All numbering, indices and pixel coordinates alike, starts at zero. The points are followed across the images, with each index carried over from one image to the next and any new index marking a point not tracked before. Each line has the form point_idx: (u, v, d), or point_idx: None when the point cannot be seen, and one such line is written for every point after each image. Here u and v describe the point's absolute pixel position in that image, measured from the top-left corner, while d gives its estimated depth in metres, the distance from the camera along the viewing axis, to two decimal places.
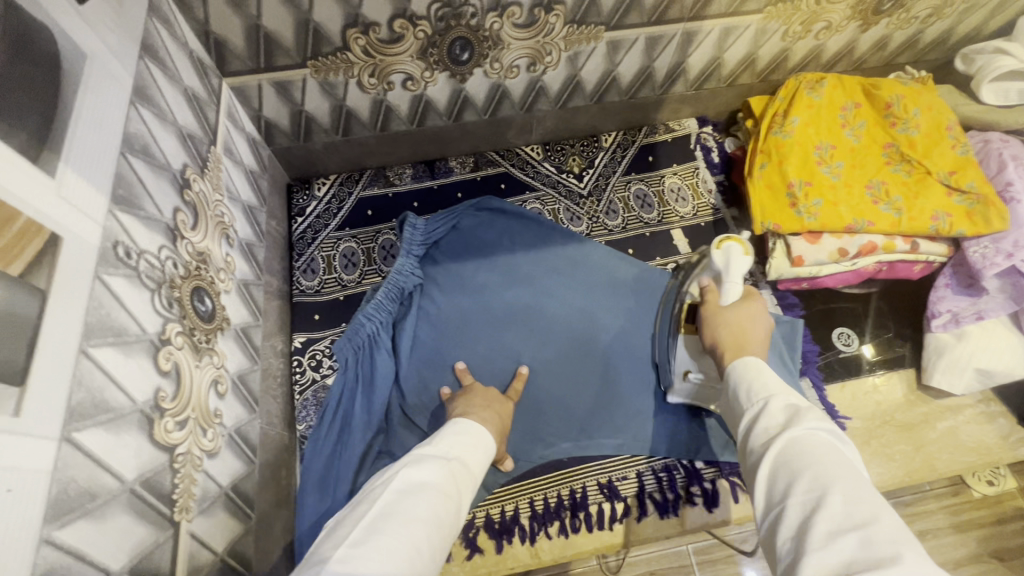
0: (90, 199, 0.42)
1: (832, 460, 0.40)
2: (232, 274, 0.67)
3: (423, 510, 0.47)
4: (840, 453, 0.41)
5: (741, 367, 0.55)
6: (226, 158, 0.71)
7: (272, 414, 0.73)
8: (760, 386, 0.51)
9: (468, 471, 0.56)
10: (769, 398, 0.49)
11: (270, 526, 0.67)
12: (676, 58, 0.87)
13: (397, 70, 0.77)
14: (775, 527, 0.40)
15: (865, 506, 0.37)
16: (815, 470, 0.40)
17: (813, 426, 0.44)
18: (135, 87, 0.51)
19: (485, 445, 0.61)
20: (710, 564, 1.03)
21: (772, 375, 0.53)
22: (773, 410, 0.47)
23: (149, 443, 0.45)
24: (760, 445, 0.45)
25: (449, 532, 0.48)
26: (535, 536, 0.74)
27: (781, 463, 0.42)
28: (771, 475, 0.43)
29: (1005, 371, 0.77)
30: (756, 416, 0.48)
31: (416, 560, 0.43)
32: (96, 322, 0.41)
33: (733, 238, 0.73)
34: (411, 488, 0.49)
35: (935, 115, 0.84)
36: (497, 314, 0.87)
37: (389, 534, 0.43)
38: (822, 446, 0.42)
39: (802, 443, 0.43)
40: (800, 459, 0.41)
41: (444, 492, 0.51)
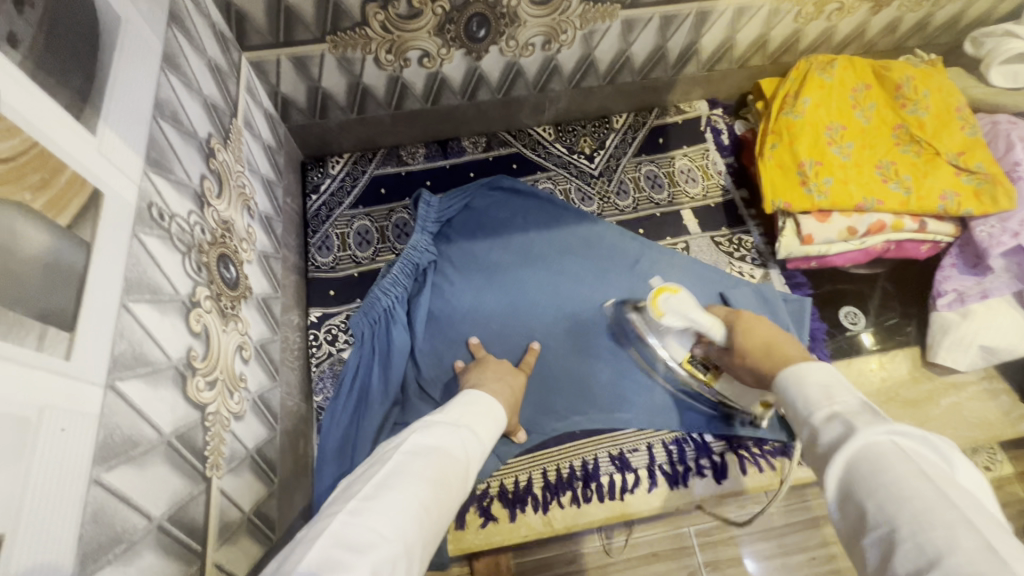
0: (127, 159, 0.43)
1: (895, 478, 0.36)
2: (253, 245, 0.68)
3: (433, 471, 0.47)
4: (906, 460, 0.37)
5: (785, 382, 0.50)
6: (246, 132, 0.71)
7: (291, 384, 0.74)
8: (803, 406, 0.46)
9: (480, 439, 0.56)
10: (814, 416, 0.44)
11: (291, 492, 0.68)
12: (689, 38, 0.87)
13: (414, 46, 0.78)
14: (857, 553, 0.37)
15: (940, 531, 0.32)
16: (879, 497, 0.36)
17: (873, 436, 0.39)
18: (164, 54, 0.52)
19: (496, 416, 0.61)
20: (711, 546, 1.07)
21: (816, 378, 0.47)
22: (825, 432, 0.42)
23: (183, 399, 0.46)
24: (822, 465, 0.42)
25: (456, 494, 0.49)
26: (547, 505, 0.76)
27: (847, 485, 0.39)
28: (842, 497, 0.39)
29: (1010, 348, 0.79)
30: (809, 436, 0.44)
31: (422, 517, 0.44)
32: (135, 278, 0.42)
33: (662, 293, 0.72)
34: (421, 449, 0.49)
35: (945, 96, 0.85)
36: (510, 292, 0.88)
37: (399, 490, 0.44)
38: (885, 460, 0.37)
39: (864, 460, 0.38)
40: (862, 482, 0.38)
41: (453, 456, 0.51)
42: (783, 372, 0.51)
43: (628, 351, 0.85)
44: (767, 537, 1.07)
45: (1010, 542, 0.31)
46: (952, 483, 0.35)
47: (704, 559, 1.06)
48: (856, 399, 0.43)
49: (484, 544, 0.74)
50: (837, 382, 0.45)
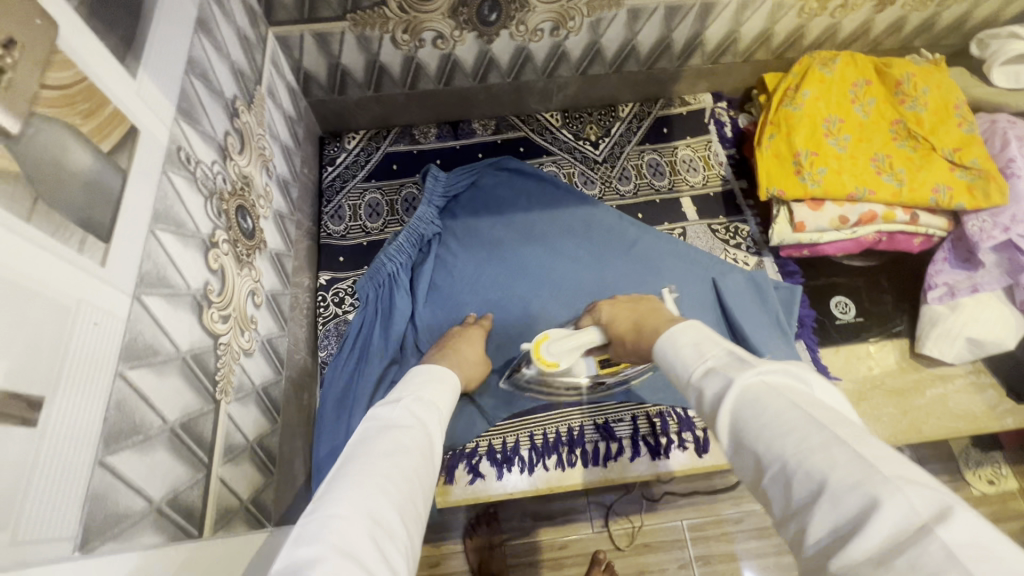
0: (160, 104, 0.48)
1: (773, 415, 0.38)
2: (269, 204, 0.73)
3: (387, 446, 0.48)
4: (776, 395, 0.39)
5: (664, 348, 0.52)
6: (269, 100, 0.77)
7: (298, 338, 0.79)
8: (682, 370, 0.47)
9: (430, 404, 0.56)
10: (694, 375, 0.46)
11: (292, 436, 0.73)
12: (693, 30, 0.91)
13: (429, 27, 0.83)
14: (762, 494, 0.38)
15: (820, 454, 0.34)
16: (766, 438, 0.37)
17: (746, 381, 0.40)
18: (199, 19, 0.58)
19: (445, 378, 0.62)
20: (703, 540, 1.11)
21: (688, 340, 0.49)
22: (709, 385, 0.43)
23: (199, 325, 0.51)
24: (712, 424, 0.42)
25: (422, 462, 0.50)
26: (533, 467, 0.79)
27: (737, 435, 0.40)
28: (738, 445, 0.40)
29: (995, 341, 0.80)
30: (697, 399, 0.45)
31: (386, 486, 0.44)
32: (162, 210, 0.47)
33: (541, 344, 0.75)
34: (367, 432, 0.51)
35: (944, 94, 0.87)
36: (510, 267, 0.92)
37: (354, 473, 0.45)
38: (763, 402, 0.39)
39: (743, 407, 0.40)
40: (748, 428, 0.39)
41: (404, 429, 0.51)
42: (654, 352, 0.54)
43: (529, 395, 0.82)
44: (761, 536, 1.11)
45: (872, 445, 0.34)
46: (815, 404, 0.38)
47: (696, 553, 1.10)
48: (724, 350, 0.46)
49: (471, 498, 0.78)
50: (705, 338, 0.48)
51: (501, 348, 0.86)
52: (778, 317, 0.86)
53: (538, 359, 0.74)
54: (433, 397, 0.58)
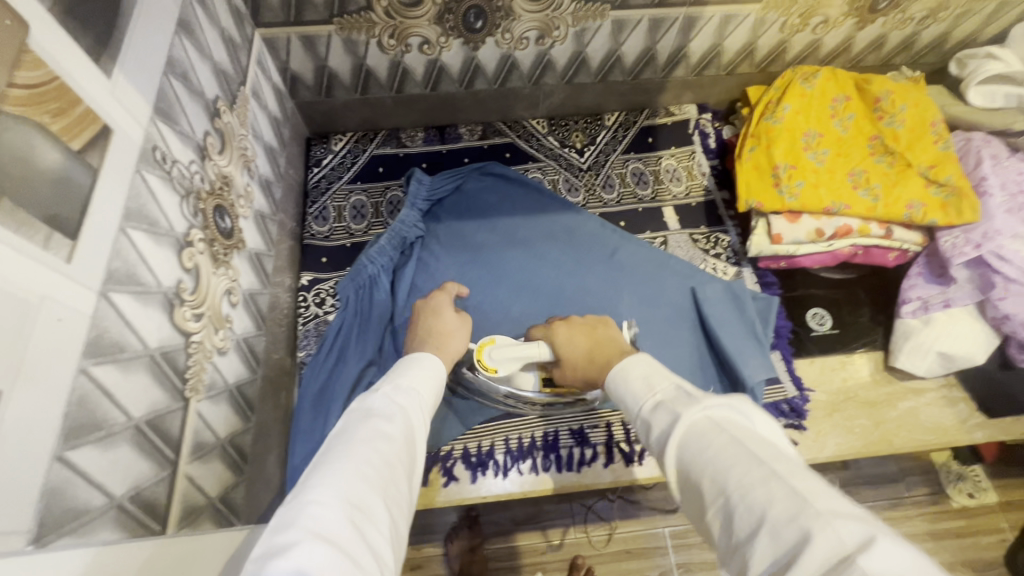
0: (136, 105, 0.49)
1: (716, 449, 0.38)
2: (250, 203, 0.73)
3: (368, 431, 0.45)
4: (718, 429, 0.40)
5: (617, 381, 0.54)
6: (253, 101, 0.77)
7: (277, 337, 0.79)
8: (632, 403, 0.50)
9: (416, 392, 0.53)
10: (644, 409, 0.48)
11: (267, 436, 0.73)
12: (678, 42, 0.92)
13: (415, 33, 0.84)
14: (706, 528, 0.39)
15: (759, 489, 0.35)
16: (710, 472, 0.38)
17: (691, 419, 0.42)
18: (181, 20, 0.58)
19: (432, 366, 0.60)
20: (684, 548, 1.12)
21: (638, 372, 0.52)
22: (658, 420, 0.45)
23: (170, 323, 0.51)
24: (660, 461, 0.44)
25: (406, 450, 0.46)
26: (507, 471, 0.80)
27: (682, 469, 0.41)
28: (683, 476, 0.41)
29: (966, 356, 0.81)
30: (645, 431, 0.47)
31: (369, 472, 0.41)
32: (135, 208, 0.48)
33: (485, 346, 0.75)
34: (347, 420, 0.47)
35: (922, 111, 0.89)
36: (491, 271, 0.92)
37: (334, 460, 0.41)
38: (706, 436, 0.40)
39: (687, 441, 0.41)
40: (692, 463, 0.40)
41: (387, 414, 0.48)
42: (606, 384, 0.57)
43: (478, 399, 0.83)
44: None
45: (808, 479, 0.35)
46: (754, 437, 0.39)
47: (677, 560, 1.11)
48: (672, 384, 0.48)
49: (444, 502, 0.78)
50: (654, 372, 0.50)
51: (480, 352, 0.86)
52: (752, 328, 0.87)
53: (478, 360, 0.75)
54: (419, 386, 0.55)
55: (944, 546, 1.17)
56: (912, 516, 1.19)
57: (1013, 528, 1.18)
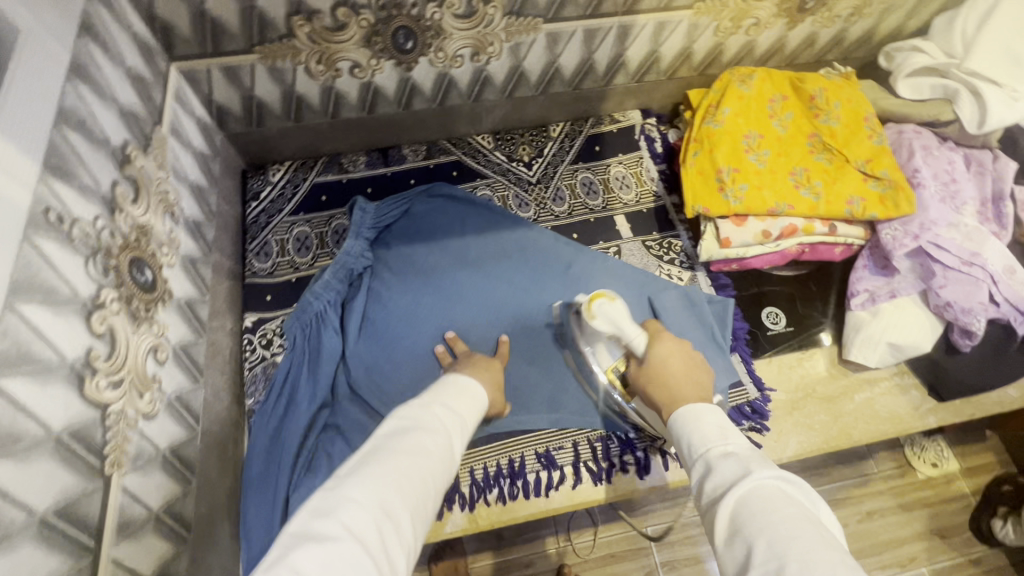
0: (20, 165, 0.45)
1: (782, 519, 0.43)
2: (176, 250, 0.69)
3: (407, 444, 0.53)
4: (787, 503, 0.45)
5: (685, 418, 0.59)
6: (172, 139, 0.73)
7: (218, 387, 0.75)
8: (700, 442, 0.55)
9: (460, 414, 0.61)
10: (712, 453, 0.53)
11: (213, 495, 0.69)
12: (615, 50, 0.91)
13: (343, 57, 0.81)
14: None
15: (821, 569, 0.39)
16: (769, 534, 0.43)
17: (760, 479, 0.47)
18: (74, 65, 0.54)
19: (478, 394, 0.67)
20: (666, 546, 1.12)
21: (710, 420, 0.57)
22: (721, 470, 0.50)
23: (79, 398, 0.47)
24: (714, 509, 0.48)
25: (441, 463, 0.54)
26: (474, 503, 0.77)
27: (737, 523, 0.45)
28: (733, 533, 0.45)
29: (913, 345, 0.83)
30: (704, 472, 0.52)
31: (402, 483, 0.49)
32: (23, 279, 0.43)
33: (600, 297, 0.75)
34: (394, 430, 0.55)
35: (855, 107, 0.90)
36: (445, 295, 0.90)
37: (374, 465, 0.50)
38: (770, 501, 0.45)
39: (751, 500, 0.46)
40: (750, 521, 0.45)
41: (431, 429, 0.56)
42: (677, 415, 0.61)
43: (566, 354, 0.88)
44: None
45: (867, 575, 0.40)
46: (822, 526, 0.44)
47: (660, 559, 1.11)
48: (745, 444, 0.53)
49: None
50: (730, 427, 0.56)
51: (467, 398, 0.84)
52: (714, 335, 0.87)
53: (586, 302, 0.76)
54: (462, 408, 0.63)
55: (913, 516, 1.20)
56: (882, 490, 1.22)
57: (975, 492, 1.22)
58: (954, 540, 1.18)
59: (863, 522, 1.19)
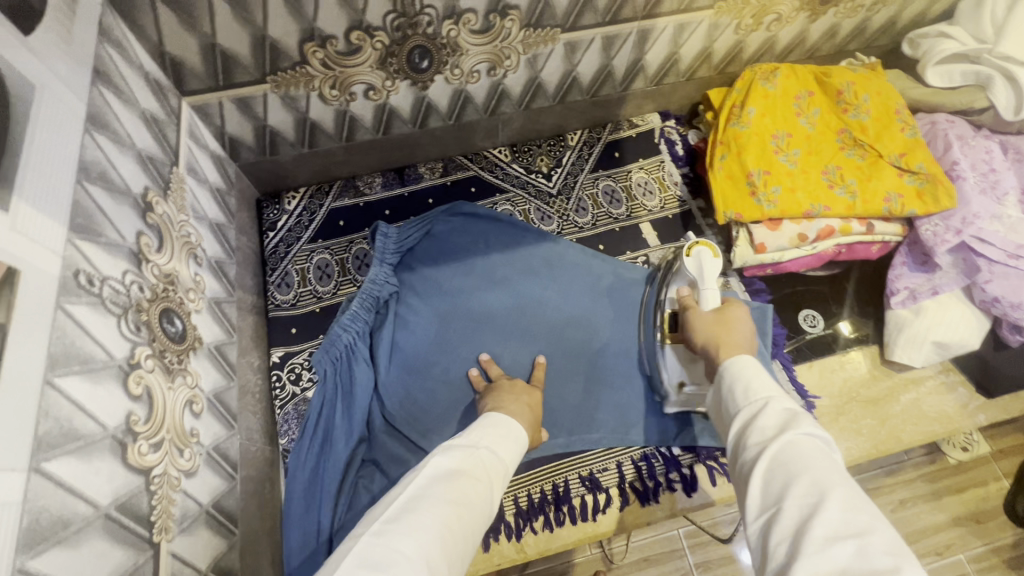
0: (48, 230, 0.42)
1: (828, 467, 0.43)
2: (202, 293, 0.66)
3: (451, 492, 0.52)
4: (831, 460, 0.44)
5: (737, 362, 0.58)
6: (190, 178, 0.70)
7: (252, 429, 0.73)
8: (754, 385, 0.54)
9: (500, 460, 0.60)
10: (761, 398, 0.52)
11: (256, 541, 0.67)
12: (634, 55, 0.88)
13: (358, 80, 0.78)
14: (767, 517, 0.43)
15: (863, 517, 0.39)
16: (812, 473, 0.43)
17: (806, 431, 0.47)
18: (89, 115, 0.52)
19: (519, 437, 0.66)
20: (701, 547, 1.10)
21: (762, 372, 0.56)
22: (766, 416, 0.50)
23: (123, 467, 0.45)
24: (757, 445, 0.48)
25: (480, 513, 0.53)
26: (520, 532, 0.75)
27: (779, 463, 0.45)
28: (768, 475, 0.45)
29: (960, 343, 0.81)
30: (749, 415, 0.51)
31: (447, 539, 0.48)
32: (60, 351, 0.41)
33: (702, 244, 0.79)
34: (439, 474, 0.54)
35: (885, 100, 0.87)
36: (475, 317, 0.88)
37: (421, 513, 0.49)
38: (812, 451, 0.45)
39: (797, 445, 0.45)
40: (794, 462, 0.44)
41: (474, 477, 0.55)
42: (729, 356, 0.60)
43: (645, 288, 0.90)
44: None
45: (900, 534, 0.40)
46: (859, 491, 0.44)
47: (695, 561, 1.09)
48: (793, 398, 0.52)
49: None
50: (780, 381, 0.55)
51: None
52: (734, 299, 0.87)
53: (692, 241, 0.81)
54: (503, 452, 0.62)
55: (945, 503, 1.18)
56: (913, 477, 1.20)
57: (1007, 475, 1.20)
58: (990, 525, 1.16)
59: (896, 512, 1.17)
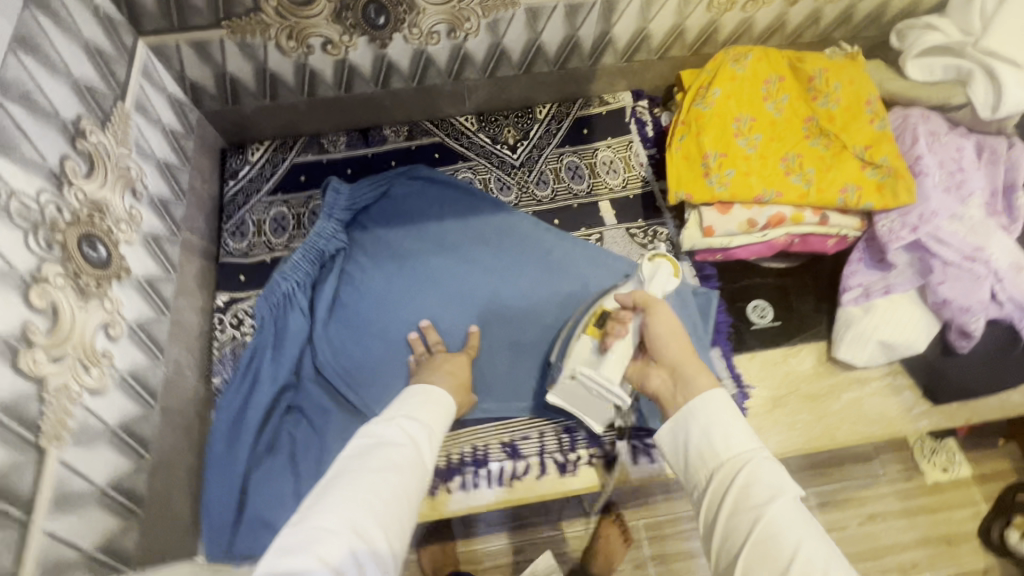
0: None
1: (815, 536, 0.47)
2: (137, 227, 0.68)
3: (375, 462, 0.53)
4: (810, 521, 0.49)
5: (711, 405, 0.57)
6: (137, 115, 0.72)
7: (183, 364, 0.75)
8: (736, 442, 0.54)
9: (423, 421, 0.61)
10: (742, 456, 0.53)
11: (172, 469, 0.69)
12: (601, 27, 0.87)
13: (314, 33, 0.78)
14: None
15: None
16: (805, 549, 0.46)
17: (788, 496, 0.49)
18: (18, 36, 0.53)
19: (444, 399, 0.66)
20: (660, 539, 1.10)
21: (735, 420, 0.56)
22: (752, 482, 0.51)
23: (11, 371, 0.47)
24: (745, 514, 0.50)
25: (412, 472, 0.55)
26: (435, 491, 0.76)
27: (770, 535, 0.48)
28: (759, 547, 0.48)
29: (905, 344, 0.78)
30: (731, 475, 0.53)
31: (374, 504, 0.50)
32: None
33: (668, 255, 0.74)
34: (361, 449, 0.56)
35: (857, 89, 0.84)
36: (421, 280, 0.88)
37: (340, 489, 0.50)
38: (797, 518, 0.48)
39: (785, 515, 0.48)
40: (787, 535, 0.47)
41: (398, 444, 0.57)
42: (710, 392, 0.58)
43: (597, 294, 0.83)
44: None
45: None
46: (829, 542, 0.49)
47: (650, 552, 1.10)
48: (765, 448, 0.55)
49: None
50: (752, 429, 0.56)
51: None
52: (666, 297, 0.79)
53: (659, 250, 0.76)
54: (426, 415, 0.63)
55: (916, 521, 1.15)
56: (887, 492, 1.16)
57: (987, 499, 1.16)
58: (960, 547, 1.13)
59: (864, 525, 1.14)
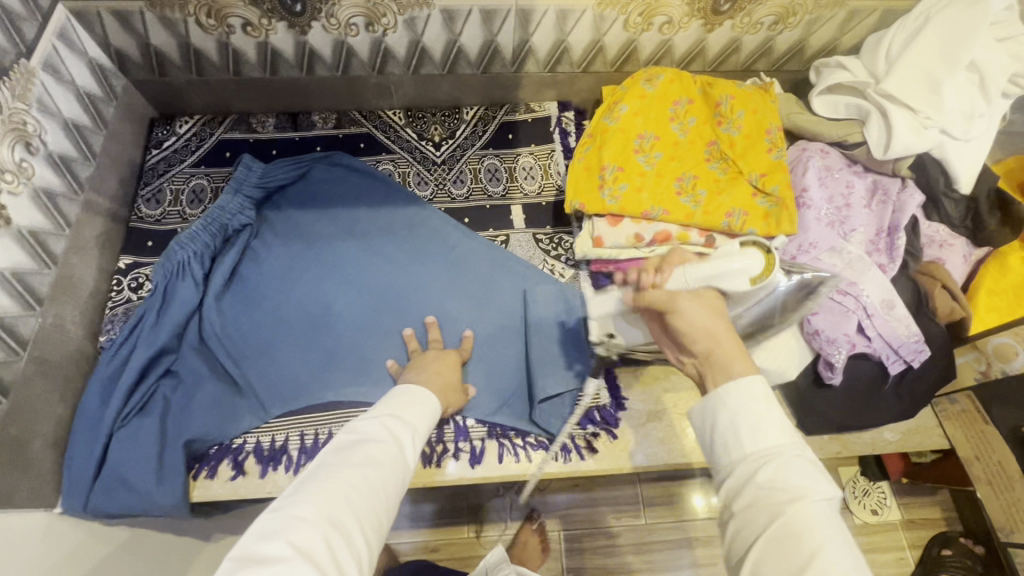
0: None
1: (838, 541, 0.46)
2: (25, 179, 0.71)
3: (357, 456, 0.53)
4: (836, 525, 0.47)
5: (744, 391, 0.53)
6: (44, 73, 0.74)
7: (67, 319, 0.77)
8: (770, 434, 0.51)
9: (406, 422, 0.60)
10: (770, 448, 0.51)
11: (36, 419, 0.71)
12: (519, 35, 0.89)
13: (232, 13, 0.81)
14: None
15: None
16: (825, 553, 0.44)
17: (815, 495, 0.48)
18: None
19: (428, 399, 0.66)
20: (577, 552, 1.10)
21: (770, 411, 0.52)
22: (778, 477, 0.49)
23: None
24: (766, 508, 0.48)
25: (393, 470, 0.54)
26: (298, 468, 0.77)
27: (791, 531, 0.46)
28: (777, 542, 0.46)
29: (778, 373, 0.74)
30: (754, 465, 0.50)
31: (353, 496, 0.50)
32: None
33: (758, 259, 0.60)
34: (344, 443, 0.55)
35: (760, 118, 0.86)
36: (323, 263, 0.90)
37: (318, 481, 0.50)
38: (821, 520, 0.46)
39: (809, 514, 0.47)
40: (808, 536, 0.46)
41: (379, 441, 0.56)
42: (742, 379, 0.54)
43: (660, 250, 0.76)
44: (635, 552, 1.10)
45: None
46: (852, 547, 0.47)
47: (566, 565, 1.08)
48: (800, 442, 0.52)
49: (229, 494, 0.76)
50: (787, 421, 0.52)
51: (321, 364, 0.84)
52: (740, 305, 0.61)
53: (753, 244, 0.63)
54: (411, 415, 0.62)
55: None
56: None
57: (913, 547, 1.14)
58: None
59: None
